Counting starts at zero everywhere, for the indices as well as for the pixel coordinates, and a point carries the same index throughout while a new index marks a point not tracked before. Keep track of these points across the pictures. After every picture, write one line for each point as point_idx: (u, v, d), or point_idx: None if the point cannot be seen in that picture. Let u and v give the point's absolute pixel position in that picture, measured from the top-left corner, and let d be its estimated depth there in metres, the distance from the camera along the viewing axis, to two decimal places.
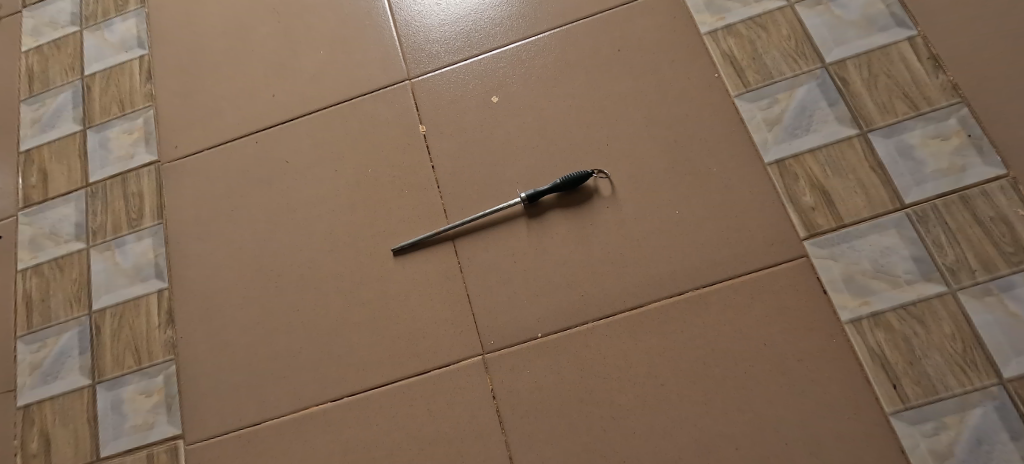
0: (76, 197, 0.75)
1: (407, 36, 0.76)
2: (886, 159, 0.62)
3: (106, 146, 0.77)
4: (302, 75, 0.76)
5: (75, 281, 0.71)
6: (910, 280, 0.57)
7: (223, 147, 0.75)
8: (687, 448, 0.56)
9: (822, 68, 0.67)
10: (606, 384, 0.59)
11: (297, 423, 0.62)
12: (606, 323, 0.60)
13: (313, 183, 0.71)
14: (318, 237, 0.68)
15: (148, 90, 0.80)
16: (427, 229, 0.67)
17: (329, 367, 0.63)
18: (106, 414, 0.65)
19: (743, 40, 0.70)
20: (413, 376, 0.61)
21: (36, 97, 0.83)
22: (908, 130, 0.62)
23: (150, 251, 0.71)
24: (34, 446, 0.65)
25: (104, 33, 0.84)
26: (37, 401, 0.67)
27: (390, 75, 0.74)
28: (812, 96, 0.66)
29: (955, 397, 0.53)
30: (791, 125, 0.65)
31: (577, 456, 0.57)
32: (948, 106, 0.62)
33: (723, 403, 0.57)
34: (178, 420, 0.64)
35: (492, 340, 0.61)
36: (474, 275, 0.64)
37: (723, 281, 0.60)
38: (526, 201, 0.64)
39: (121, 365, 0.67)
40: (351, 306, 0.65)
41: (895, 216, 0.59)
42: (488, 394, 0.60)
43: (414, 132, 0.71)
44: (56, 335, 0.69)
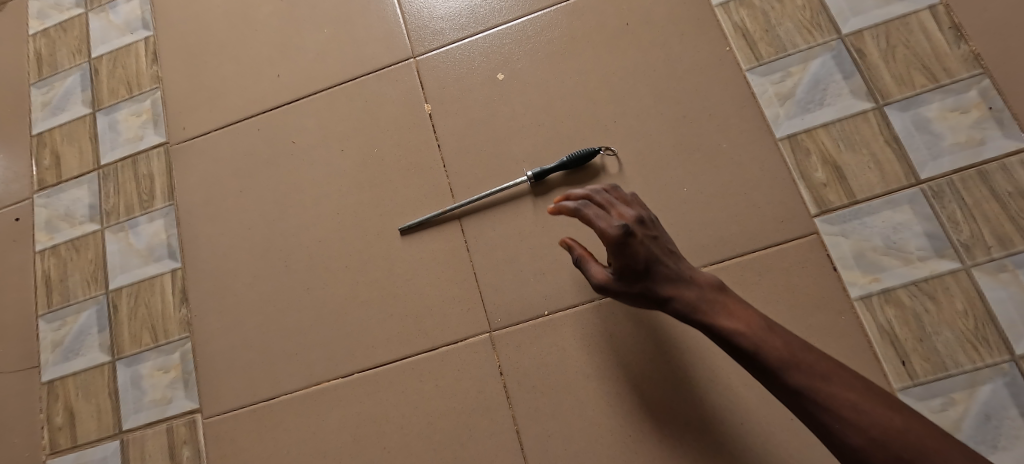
0: (89, 180, 0.76)
1: (411, 13, 0.74)
2: (902, 133, 0.60)
3: (115, 129, 0.78)
4: (306, 54, 0.76)
5: (91, 262, 0.72)
6: (922, 256, 0.56)
7: (230, 128, 0.75)
8: (692, 423, 0.56)
9: (838, 39, 0.65)
10: (612, 361, 0.59)
11: (309, 399, 0.63)
12: (613, 300, 0.61)
13: (320, 163, 0.71)
14: (326, 217, 0.69)
15: (155, 72, 0.80)
16: (433, 209, 0.67)
17: (339, 344, 0.64)
18: (126, 389, 0.67)
19: (756, 12, 0.67)
20: (421, 353, 0.62)
21: (44, 80, 0.82)
22: (926, 102, 0.61)
23: (162, 232, 0.72)
24: (59, 420, 0.68)
25: (109, 14, 0.84)
26: (61, 376, 0.69)
27: (394, 53, 0.73)
28: (826, 69, 0.64)
29: (964, 373, 0.53)
30: (804, 98, 0.63)
31: (583, 430, 0.58)
32: (969, 78, 0.60)
33: (729, 379, 0.57)
34: (195, 395, 0.65)
35: (498, 317, 0.62)
36: (480, 253, 0.64)
37: (731, 258, 0.60)
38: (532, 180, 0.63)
39: (139, 342, 0.68)
40: (359, 285, 0.66)
41: (909, 191, 0.58)
42: (495, 369, 0.61)
43: (419, 110, 0.70)
44: (75, 313, 0.71)
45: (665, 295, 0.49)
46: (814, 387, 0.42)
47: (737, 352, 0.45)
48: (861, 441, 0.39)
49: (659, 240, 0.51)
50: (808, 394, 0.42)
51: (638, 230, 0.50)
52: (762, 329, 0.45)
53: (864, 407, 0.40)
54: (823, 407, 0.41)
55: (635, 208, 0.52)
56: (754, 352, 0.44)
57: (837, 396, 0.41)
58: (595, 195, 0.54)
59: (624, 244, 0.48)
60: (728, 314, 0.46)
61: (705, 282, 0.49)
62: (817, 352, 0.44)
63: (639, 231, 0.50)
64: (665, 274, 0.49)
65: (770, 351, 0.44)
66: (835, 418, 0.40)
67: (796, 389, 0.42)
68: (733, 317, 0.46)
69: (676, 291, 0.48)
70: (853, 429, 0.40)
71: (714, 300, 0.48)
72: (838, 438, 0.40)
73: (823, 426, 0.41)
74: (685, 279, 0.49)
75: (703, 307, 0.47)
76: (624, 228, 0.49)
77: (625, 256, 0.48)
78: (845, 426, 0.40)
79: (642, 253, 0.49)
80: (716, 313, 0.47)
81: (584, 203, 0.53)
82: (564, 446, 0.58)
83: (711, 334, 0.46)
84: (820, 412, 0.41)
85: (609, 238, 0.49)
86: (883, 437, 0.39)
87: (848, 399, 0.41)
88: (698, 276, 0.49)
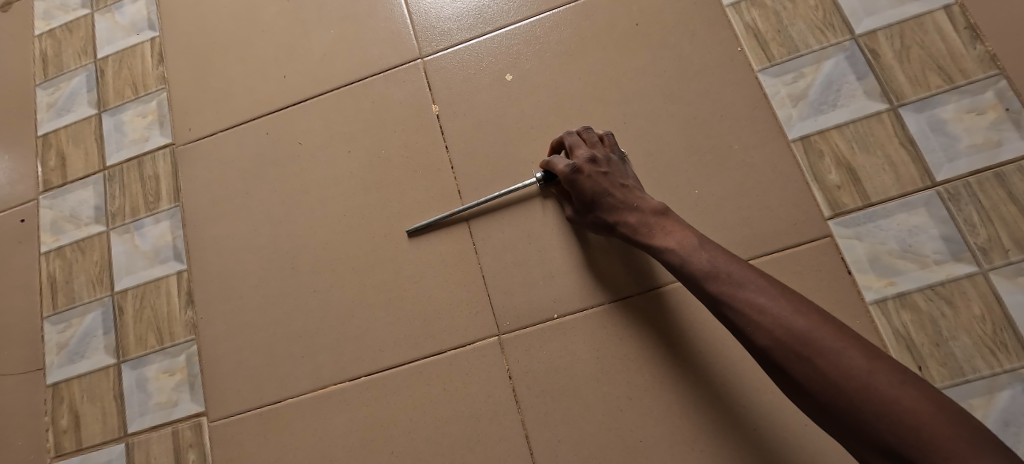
0: (95, 181, 0.76)
1: (419, 13, 0.74)
2: (917, 135, 0.59)
3: (121, 130, 0.77)
4: (313, 55, 0.75)
5: (97, 263, 0.72)
6: (938, 260, 0.56)
7: (237, 129, 0.74)
8: (704, 428, 0.56)
9: (851, 40, 0.64)
10: (622, 366, 0.58)
11: (316, 402, 0.63)
12: (623, 304, 0.60)
13: (326, 164, 0.70)
14: (333, 219, 0.68)
15: (161, 73, 0.79)
16: (440, 211, 0.66)
17: (346, 347, 0.64)
18: (132, 392, 0.66)
19: (768, 12, 0.67)
20: (429, 356, 0.62)
21: (50, 80, 0.82)
22: (941, 104, 0.60)
23: (168, 234, 0.71)
24: (64, 422, 0.67)
25: (115, 15, 0.83)
26: (66, 379, 0.69)
27: (401, 54, 0.73)
28: (839, 70, 0.63)
29: (982, 379, 0.52)
30: (817, 99, 0.62)
31: (593, 435, 0.57)
32: (986, 79, 0.59)
33: (742, 383, 0.56)
34: (201, 398, 0.65)
35: (507, 321, 0.61)
36: (489, 256, 0.64)
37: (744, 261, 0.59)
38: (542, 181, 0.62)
39: (144, 345, 0.68)
40: (366, 288, 0.65)
41: (925, 194, 0.57)
42: (504, 373, 0.60)
43: (426, 111, 0.70)
44: (80, 315, 0.71)
45: (611, 224, 0.56)
46: (736, 298, 0.47)
47: (670, 266, 0.52)
48: (768, 342, 0.44)
49: (613, 171, 0.57)
50: (725, 300, 0.47)
51: (591, 168, 0.57)
52: (691, 246, 0.51)
53: (770, 310, 0.45)
54: (741, 313, 0.46)
55: (593, 149, 0.59)
56: (680, 262, 0.51)
57: (758, 307, 0.46)
58: (567, 137, 0.61)
59: (574, 182, 0.57)
60: (663, 235, 0.53)
61: (649, 206, 0.55)
62: (744, 266, 0.48)
63: (591, 168, 0.57)
64: (613, 203, 0.56)
65: (696, 265, 0.50)
66: (751, 325, 0.45)
67: (717, 297, 0.48)
68: (667, 239, 0.53)
69: (620, 219, 0.56)
70: (764, 337, 0.45)
71: (653, 223, 0.54)
72: (749, 339, 0.46)
73: (739, 330, 0.46)
74: (631, 206, 0.55)
75: (643, 225, 0.55)
76: (574, 169, 0.57)
77: (576, 191, 0.57)
78: (758, 332, 0.45)
79: (593, 188, 0.57)
80: (654, 233, 0.54)
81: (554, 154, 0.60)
82: (574, 451, 0.57)
83: (652, 252, 0.54)
84: (735, 316, 0.47)
85: (563, 177, 0.57)
86: (785, 337, 0.44)
87: (766, 311, 0.45)
88: (643, 199, 0.56)
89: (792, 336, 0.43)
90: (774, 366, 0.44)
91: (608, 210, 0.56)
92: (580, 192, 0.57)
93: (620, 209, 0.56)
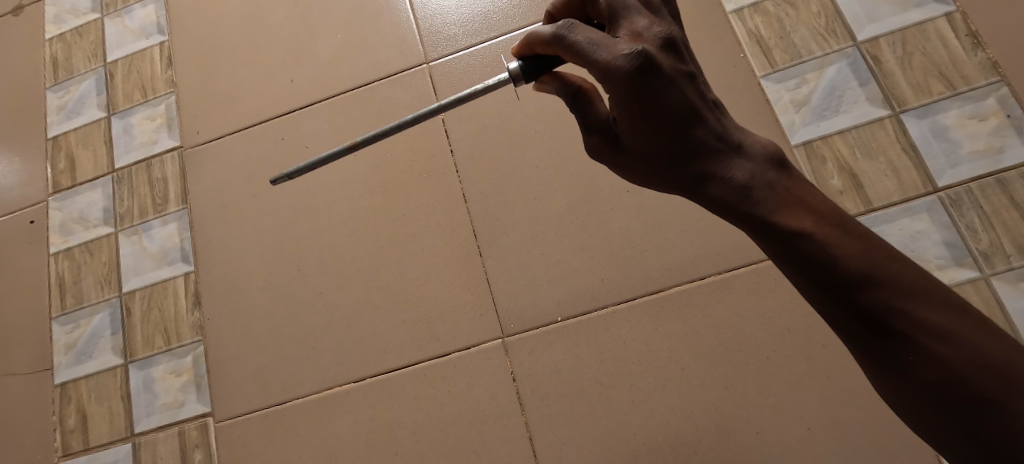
0: (103, 183, 0.76)
1: (424, 18, 0.74)
2: (919, 140, 0.60)
3: (130, 133, 0.78)
4: (320, 59, 0.76)
5: (105, 264, 0.73)
6: (941, 265, 0.56)
7: (244, 132, 0.75)
8: (706, 432, 0.56)
9: (853, 46, 0.64)
10: (626, 369, 0.59)
11: (321, 403, 0.63)
12: (626, 307, 0.60)
13: (332, 168, 0.71)
14: (339, 222, 0.69)
15: (169, 77, 0.80)
16: (445, 214, 0.67)
17: (351, 349, 0.64)
18: (139, 392, 0.67)
19: (771, 18, 0.67)
20: (433, 359, 0.62)
21: (60, 84, 0.83)
22: (943, 110, 0.60)
23: (176, 235, 0.72)
24: (71, 422, 0.68)
25: (124, 19, 0.84)
26: (74, 379, 0.69)
27: (407, 58, 0.73)
28: (841, 76, 0.63)
29: None
30: (820, 105, 0.63)
31: (596, 438, 0.58)
32: (987, 85, 0.60)
33: (744, 387, 0.57)
34: (207, 399, 0.65)
35: (511, 323, 0.62)
36: (493, 259, 0.64)
37: (747, 265, 0.59)
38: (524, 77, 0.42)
39: (151, 346, 0.68)
40: (371, 290, 0.66)
41: (927, 199, 0.58)
42: (508, 376, 0.60)
43: (431, 116, 0.70)
44: (89, 316, 0.71)
45: (695, 177, 0.37)
46: (896, 308, 0.32)
47: (809, 262, 0.33)
48: (937, 376, 0.31)
49: (696, 79, 0.38)
50: (889, 315, 0.32)
51: (668, 64, 0.36)
52: (831, 225, 0.33)
53: (952, 334, 0.31)
54: (899, 329, 0.31)
55: (654, 20, 0.38)
56: (823, 253, 0.33)
57: (918, 318, 0.31)
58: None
59: (636, 84, 0.35)
60: (790, 210, 0.34)
61: (762, 155, 0.36)
62: (903, 257, 0.33)
63: (668, 63, 0.36)
64: (703, 143, 0.36)
65: (848, 262, 0.32)
66: (909, 346, 0.31)
67: (874, 311, 0.32)
68: (796, 216, 0.34)
69: (715, 173, 0.36)
70: (926, 363, 0.31)
71: (772, 184, 0.35)
72: (901, 366, 0.31)
73: (888, 350, 0.32)
74: (729, 149, 0.36)
75: (757, 187, 0.35)
76: (640, 58, 0.35)
77: (639, 105, 0.36)
78: (922, 359, 0.31)
79: (668, 103, 0.36)
80: (773, 202, 0.35)
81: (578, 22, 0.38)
82: (578, 454, 0.58)
83: (766, 229, 0.34)
84: (902, 342, 0.31)
85: (612, 70, 0.35)
86: (966, 369, 0.30)
87: (930, 323, 0.31)
88: (752, 143, 0.37)
89: (967, 361, 0.30)
90: (923, 402, 0.31)
91: (694, 155, 0.37)
92: (648, 107, 0.36)
93: (712, 154, 0.36)
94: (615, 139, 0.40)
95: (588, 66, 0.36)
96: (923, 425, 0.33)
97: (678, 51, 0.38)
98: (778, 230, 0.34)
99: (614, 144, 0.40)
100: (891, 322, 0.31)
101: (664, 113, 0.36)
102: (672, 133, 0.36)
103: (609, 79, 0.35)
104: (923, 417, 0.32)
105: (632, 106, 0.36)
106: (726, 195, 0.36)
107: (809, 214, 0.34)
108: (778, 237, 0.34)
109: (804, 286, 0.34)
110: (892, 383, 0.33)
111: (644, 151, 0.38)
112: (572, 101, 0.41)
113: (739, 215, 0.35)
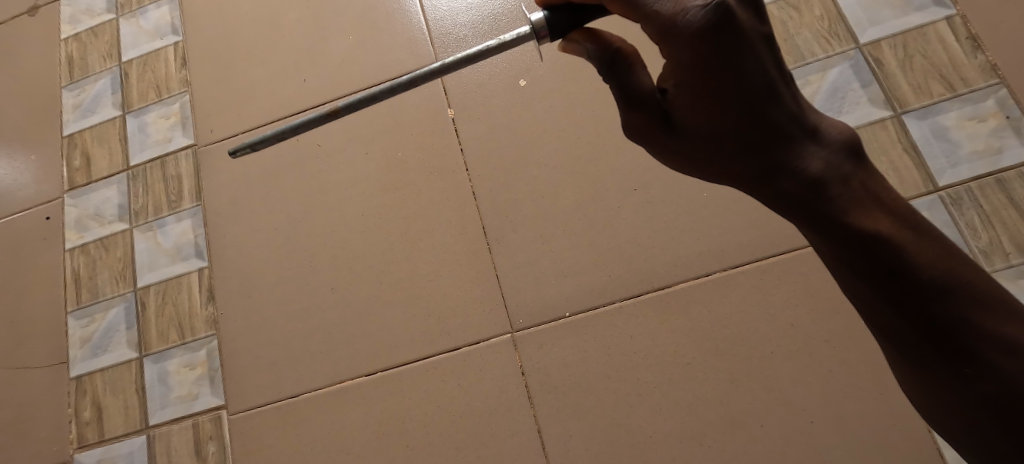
0: (118, 180, 0.78)
1: (435, 20, 0.76)
2: (920, 141, 0.61)
3: (145, 131, 0.80)
4: (332, 60, 0.78)
5: (120, 260, 0.74)
6: None
7: (257, 131, 0.76)
8: (712, 425, 0.57)
9: (855, 48, 0.66)
10: (632, 363, 0.60)
11: (333, 396, 0.64)
12: (632, 302, 0.61)
13: (344, 166, 0.72)
14: (350, 219, 0.70)
15: (184, 76, 0.81)
16: (455, 211, 0.68)
17: (362, 343, 0.65)
18: (154, 385, 0.68)
19: (774, 21, 0.68)
20: (443, 353, 0.63)
21: (76, 83, 0.84)
22: (944, 111, 0.62)
23: (190, 232, 0.74)
24: (87, 414, 0.69)
25: (139, 20, 0.86)
26: (89, 372, 0.70)
27: (418, 59, 0.75)
28: (844, 78, 0.65)
29: None
30: (822, 106, 0.64)
31: (604, 431, 0.59)
32: (987, 87, 0.61)
33: (749, 380, 0.58)
34: (220, 392, 0.67)
35: (520, 318, 0.63)
36: (502, 255, 0.65)
37: (752, 261, 0.61)
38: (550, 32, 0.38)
39: (166, 339, 0.70)
40: (382, 286, 0.67)
41: (928, 198, 0.59)
42: (516, 370, 0.61)
43: (442, 115, 0.72)
44: (104, 310, 0.73)
45: (763, 165, 0.35)
46: (965, 320, 0.31)
47: (882, 268, 0.32)
48: (993, 389, 0.31)
49: (774, 45, 0.34)
50: (956, 327, 0.31)
51: (747, 22, 0.33)
52: (907, 229, 0.33)
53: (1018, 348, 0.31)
54: (965, 341, 0.31)
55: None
56: (898, 260, 0.32)
57: (989, 332, 0.31)
58: None
59: (709, 44, 0.32)
60: (866, 209, 0.33)
61: (839, 142, 0.34)
62: (977, 269, 0.33)
63: (747, 22, 0.33)
64: (774, 127, 0.34)
65: (922, 270, 0.32)
66: (973, 360, 0.31)
67: (944, 322, 0.32)
68: (872, 215, 0.33)
69: (785, 162, 0.34)
70: (985, 376, 0.31)
71: (849, 180, 0.33)
72: (958, 377, 0.32)
73: (948, 360, 0.32)
74: (809, 139, 0.34)
75: (832, 182, 0.33)
76: (719, 10, 0.31)
77: (710, 72, 0.33)
78: (979, 372, 0.31)
79: (741, 73, 0.33)
80: (848, 199, 0.33)
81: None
82: (585, 446, 0.59)
83: (840, 227, 0.33)
84: (963, 354, 0.32)
85: (680, 23, 0.32)
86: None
87: (1001, 336, 0.31)
88: (827, 129, 0.34)
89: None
90: (971, 409, 0.32)
91: (765, 141, 0.34)
92: (720, 75, 0.33)
93: (784, 140, 0.34)
94: (668, 114, 0.36)
95: (646, 18, 0.33)
96: (960, 425, 0.34)
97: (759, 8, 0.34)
98: (852, 230, 0.32)
99: (665, 121, 0.37)
100: (958, 333, 0.31)
101: (737, 86, 0.33)
102: (743, 112, 0.34)
103: (676, 37, 0.32)
104: (966, 420, 0.33)
105: (698, 72, 0.33)
106: (798, 188, 0.34)
107: (884, 214, 0.33)
108: (851, 237, 0.32)
109: (870, 290, 0.33)
110: (940, 386, 0.33)
111: (704, 130, 0.36)
112: (610, 66, 0.37)
113: (809, 210, 0.34)
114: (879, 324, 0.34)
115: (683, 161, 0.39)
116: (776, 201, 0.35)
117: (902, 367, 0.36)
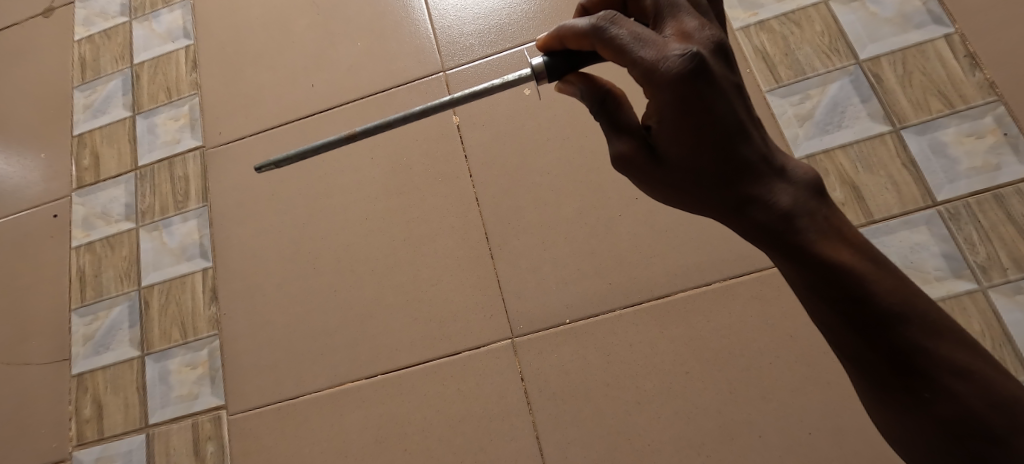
0: (126, 180, 0.79)
1: (442, 29, 0.77)
2: (918, 157, 0.62)
3: (154, 132, 0.81)
4: (340, 66, 0.79)
5: (125, 259, 0.75)
6: (939, 276, 0.58)
7: (264, 134, 0.77)
8: (711, 434, 0.57)
9: (856, 64, 0.67)
10: (632, 371, 0.60)
11: (332, 398, 0.64)
12: (633, 311, 0.62)
13: (350, 170, 0.73)
14: (354, 222, 0.71)
15: (194, 79, 0.83)
16: (458, 217, 0.69)
17: (363, 346, 0.66)
18: (155, 383, 0.69)
19: (776, 36, 0.70)
20: (444, 357, 0.64)
21: (88, 84, 0.86)
22: (942, 127, 0.63)
23: (195, 232, 0.74)
24: (87, 412, 0.69)
25: (152, 24, 0.87)
26: (91, 370, 0.71)
27: (425, 66, 0.76)
28: (844, 93, 0.66)
29: None
30: (823, 120, 0.65)
31: (602, 438, 0.59)
32: (984, 105, 0.62)
33: (747, 390, 0.58)
34: (221, 392, 0.67)
35: (521, 324, 0.63)
36: (504, 261, 0.66)
37: (752, 272, 0.61)
38: (547, 74, 0.41)
39: (168, 338, 0.70)
40: (384, 289, 0.67)
41: (927, 212, 0.60)
42: (516, 375, 0.62)
43: (447, 122, 0.73)
44: (108, 308, 0.73)
45: (735, 199, 0.35)
46: (923, 346, 0.32)
47: (847, 297, 0.33)
48: (951, 412, 0.31)
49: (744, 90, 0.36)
50: (914, 352, 0.32)
51: (719, 72, 0.34)
52: (867, 260, 0.34)
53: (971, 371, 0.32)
54: (924, 366, 0.32)
55: (704, 22, 0.36)
56: (860, 289, 0.33)
57: (943, 356, 0.32)
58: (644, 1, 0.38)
59: (686, 86, 0.33)
60: (829, 241, 0.34)
61: (803, 180, 0.35)
62: None
63: (719, 72, 0.34)
64: (747, 163, 0.35)
65: (882, 298, 0.32)
66: (931, 384, 0.32)
67: (902, 347, 0.32)
68: (835, 247, 0.34)
69: (757, 196, 0.35)
70: (943, 400, 0.32)
71: (814, 214, 0.34)
72: (920, 403, 0.32)
73: (908, 386, 0.32)
74: (775, 175, 0.35)
75: (800, 215, 0.34)
76: (694, 60, 0.33)
77: (687, 110, 0.34)
78: (939, 396, 0.32)
79: (715, 114, 0.34)
80: (813, 232, 0.34)
81: (620, 15, 0.36)
82: (583, 453, 0.59)
83: (807, 260, 0.34)
84: (921, 378, 0.32)
85: (659, 69, 0.33)
86: (979, 407, 0.31)
87: (954, 360, 0.32)
88: (794, 169, 0.35)
89: (982, 401, 0.31)
90: (933, 436, 0.32)
91: (737, 175, 0.35)
92: (697, 113, 0.34)
93: (755, 175, 0.35)
94: (650, 147, 0.38)
95: (630, 63, 0.34)
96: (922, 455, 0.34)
97: (728, 58, 0.35)
98: (818, 260, 0.33)
99: (647, 153, 0.38)
100: (915, 358, 0.32)
101: (713, 125, 0.34)
102: (718, 147, 0.35)
103: (655, 80, 0.33)
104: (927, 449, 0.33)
105: (676, 112, 0.34)
106: (769, 220, 0.34)
107: (846, 247, 0.34)
108: (817, 268, 0.33)
109: (836, 319, 0.33)
110: (900, 413, 0.33)
111: (682, 164, 0.36)
112: (599, 105, 0.40)
113: (780, 242, 0.34)
114: (843, 353, 0.35)
115: (660, 192, 0.40)
116: (748, 233, 0.36)
117: (865, 397, 0.36)
